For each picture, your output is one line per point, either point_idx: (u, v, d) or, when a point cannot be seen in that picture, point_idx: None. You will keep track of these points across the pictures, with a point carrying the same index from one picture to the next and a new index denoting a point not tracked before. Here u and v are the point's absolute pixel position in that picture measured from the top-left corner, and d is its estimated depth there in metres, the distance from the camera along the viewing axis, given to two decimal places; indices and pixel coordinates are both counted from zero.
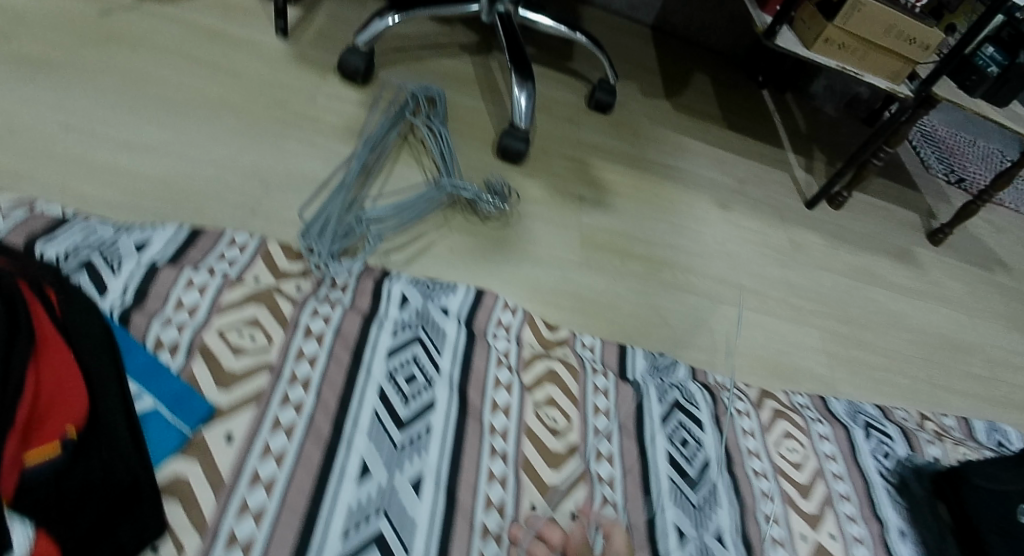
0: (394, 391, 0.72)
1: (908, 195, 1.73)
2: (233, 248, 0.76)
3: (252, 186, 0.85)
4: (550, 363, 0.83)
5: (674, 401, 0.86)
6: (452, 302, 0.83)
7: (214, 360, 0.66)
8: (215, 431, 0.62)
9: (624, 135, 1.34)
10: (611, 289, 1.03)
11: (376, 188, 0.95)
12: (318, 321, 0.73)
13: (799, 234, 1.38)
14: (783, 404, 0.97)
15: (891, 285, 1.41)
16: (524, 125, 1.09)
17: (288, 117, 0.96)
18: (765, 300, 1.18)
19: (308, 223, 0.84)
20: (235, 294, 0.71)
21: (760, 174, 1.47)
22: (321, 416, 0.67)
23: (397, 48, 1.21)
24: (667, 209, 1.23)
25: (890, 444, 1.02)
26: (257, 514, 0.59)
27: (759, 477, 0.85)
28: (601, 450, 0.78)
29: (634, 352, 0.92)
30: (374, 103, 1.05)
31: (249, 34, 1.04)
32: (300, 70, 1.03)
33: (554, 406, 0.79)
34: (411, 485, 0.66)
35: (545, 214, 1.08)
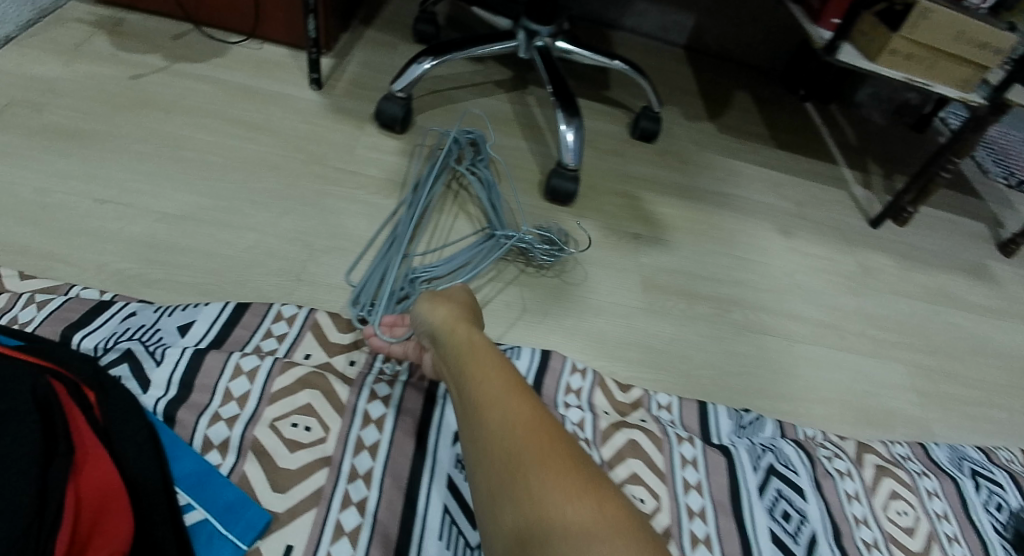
0: (465, 480, 0.64)
1: (972, 205, 1.62)
2: (280, 323, 0.71)
3: (296, 251, 0.79)
4: (631, 433, 0.75)
5: (769, 467, 0.78)
6: None
7: (267, 458, 0.60)
8: (272, 544, 0.56)
9: (672, 164, 1.26)
10: (679, 336, 0.95)
11: (424, 244, 0.89)
12: (377, 403, 0.66)
13: (868, 257, 1.28)
14: (885, 457, 0.87)
15: (972, 306, 1.30)
16: (572, 163, 1.02)
17: (328, 173, 0.90)
18: (842, 334, 1.08)
19: (357, 289, 0.77)
20: (287, 379, 0.64)
21: (819, 194, 1.38)
22: (387, 517, 0.60)
23: (431, 91, 1.16)
24: (727, 241, 1.14)
25: (1002, 494, 0.91)
26: None
27: (871, 549, 0.76)
28: (697, 534, 0.70)
29: (716, 410, 0.83)
30: (415, 152, 1.00)
31: (282, 88, 0.99)
32: (337, 122, 0.98)
33: (640, 484, 0.72)
34: None
35: (600, 257, 1.01)
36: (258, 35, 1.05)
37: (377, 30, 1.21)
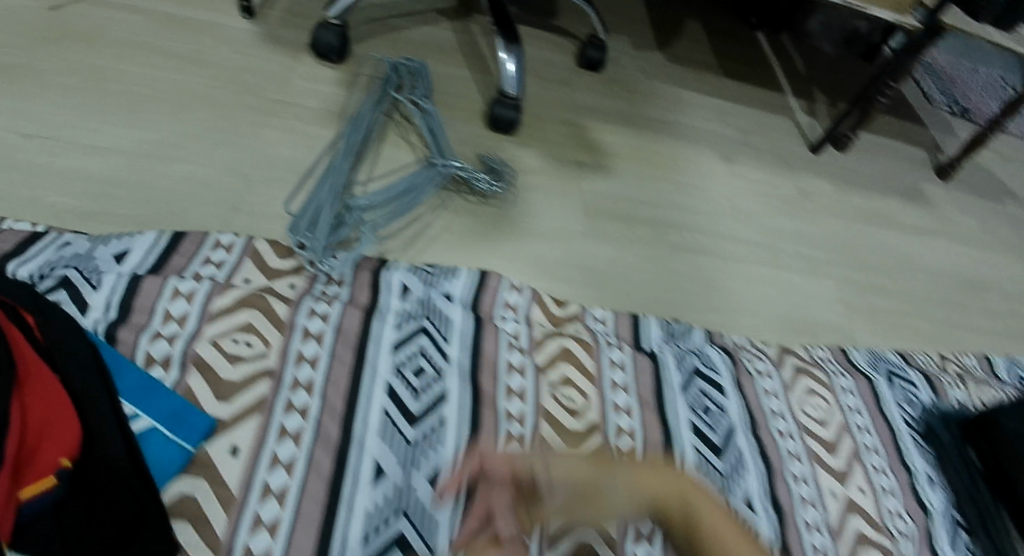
0: (403, 387, 0.69)
1: (914, 130, 1.65)
2: (219, 249, 0.72)
3: (232, 181, 0.81)
4: (563, 342, 0.80)
5: (693, 368, 0.84)
6: (455, 287, 0.79)
7: (209, 370, 0.62)
8: (218, 446, 0.59)
9: (618, 92, 1.27)
10: (619, 260, 0.99)
11: (364, 172, 0.90)
12: (316, 321, 0.69)
13: (808, 181, 1.31)
14: (804, 359, 0.94)
15: (903, 226, 1.36)
16: (514, 92, 1.03)
17: (263, 103, 0.91)
18: (776, 254, 1.14)
19: (296, 217, 0.80)
20: (225, 300, 0.67)
21: (764, 120, 1.40)
22: (328, 419, 0.64)
23: (370, 19, 1.15)
24: (670, 168, 1.17)
25: (915, 392, 0.99)
26: (271, 525, 0.57)
27: (785, 438, 0.84)
28: (622, 426, 0.76)
29: (647, 322, 0.90)
30: (353, 81, 1.00)
31: (213, 18, 0.98)
32: (272, 52, 0.98)
33: (571, 386, 0.76)
34: (428, 482, 0.64)
35: (544, 184, 1.03)
36: None
37: None
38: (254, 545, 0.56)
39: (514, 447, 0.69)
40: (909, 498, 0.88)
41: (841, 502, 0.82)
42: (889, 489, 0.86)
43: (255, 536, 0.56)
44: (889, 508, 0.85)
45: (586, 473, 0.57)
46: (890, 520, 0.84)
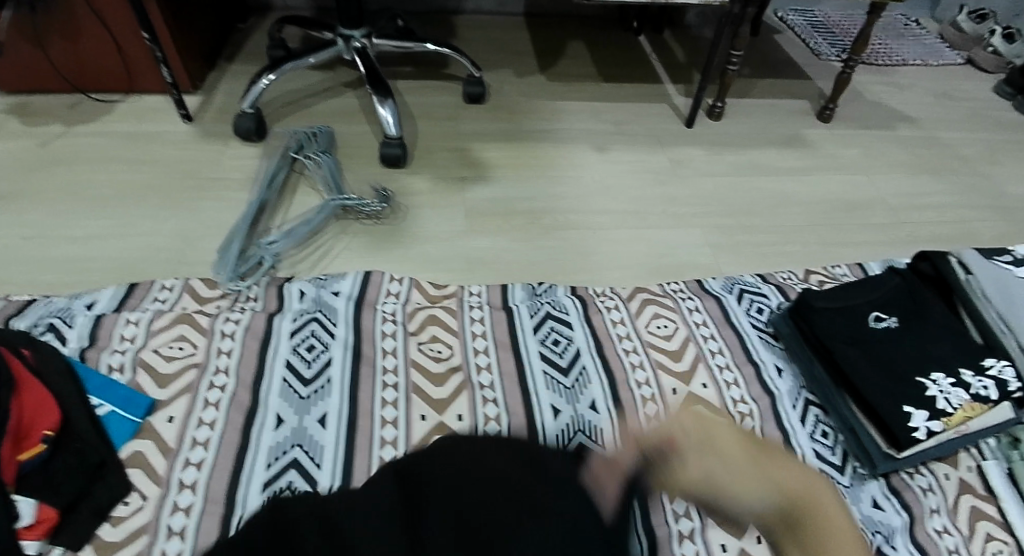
0: (299, 360, 0.93)
1: (797, 85, 1.81)
2: (163, 291, 1.01)
3: (176, 243, 1.11)
4: (431, 311, 1.04)
5: (545, 313, 1.07)
6: (343, 286, 1.05)
7: (152, 368, 0.89)
8: (159, 417, 0.85)
9: (500, 116, 1.52)
10: (495, 245, 1.22)
11: (279, 219, 1.17)
12: (230, 324, 0.96)
13: (680, 151, 1.52)
14: (654, 293, 1.14)
15: (779, 170, 1.52)
16: (395, 133, 1.29)
17: (198, 183, 1.22)
18: (645, 217, 1.33)
19: (217, 260, 1.07)
20: (163, 321, 0.95)
21: (640, 110, 1.62)
22: (240, 390, 0.89)
23: (287, 101, 1.44)
24: (546, 167, 1.40)
25: (763, 300, 1.16)
26: (198, 464, 0.81)
27: (630, 353, 1.03)
28: (480, 364, 0.98)
29: (514, 287, 1.12)
30: (266, 152, 1.29)
31: (160, 126, 1.33)
32: (204, 142, 1.30)
33: (437, 341, 1.00)
34: (318, 421, 0.87)
35: (429, 201, 1.28)
36: (135, 90, 1.40)
37: (239, 64, 1.53)
38: (185, 478, 0.80)
39: (386, 390, 0.92)
40: (756, 387, 1.03)
41: (683, 396, 0.99)
42: (732, 380, 1.03)
43: (186, 472, 0.81)
44: (733, 396, 1.01)
45: (747, 451, 0.65)
46: (734, 406, 1.00)
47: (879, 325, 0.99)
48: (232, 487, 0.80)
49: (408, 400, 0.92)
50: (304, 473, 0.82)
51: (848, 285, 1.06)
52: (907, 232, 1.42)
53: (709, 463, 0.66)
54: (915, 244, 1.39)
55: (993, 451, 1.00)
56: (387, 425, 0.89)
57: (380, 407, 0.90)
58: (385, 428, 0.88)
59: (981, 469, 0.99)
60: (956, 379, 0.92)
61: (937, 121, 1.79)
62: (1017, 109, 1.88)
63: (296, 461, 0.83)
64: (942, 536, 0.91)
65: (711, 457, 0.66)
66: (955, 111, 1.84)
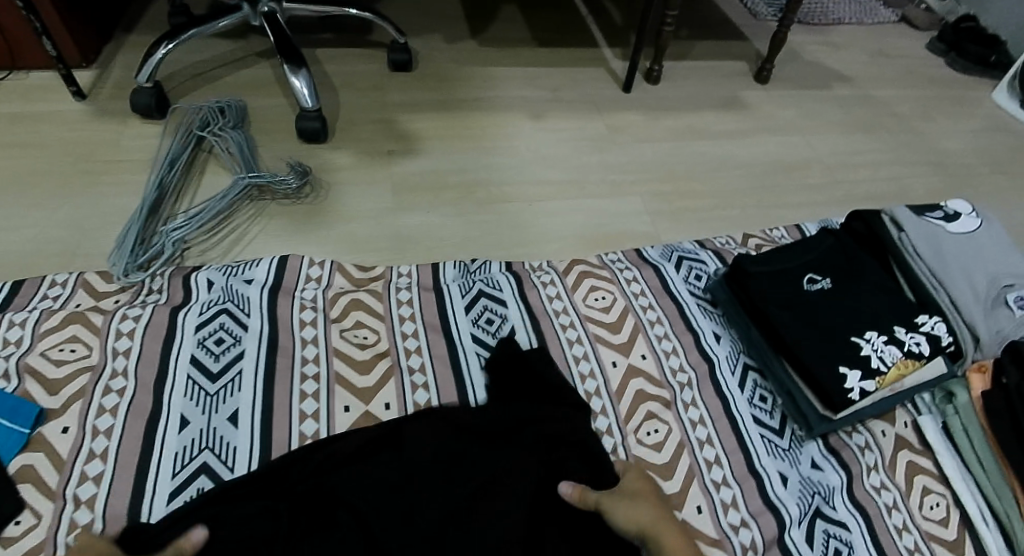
0: (206, 356, 0.86)
1: (735, 46, 1.78)
2: (54, 287, 0.92)
3: (71, 234, 1.02)
4: (353, 295, 0.98)
5: (477, 290, 1.02)
6: (257, 273, 0.98)
7: (40, 373, 0.81)
8: (51, 426, 0.77)
9: (429, 85, 1.45)
10: (426, 221, 1.16)
11: (186, 204, 1.09)
12: (128, 322, 0.87)
13: (617, 116, 1.48)
14: (592, 264, 1.11)
15: (717, 133, 1.49)
16: (311, 105, 1.21)
17: (96, 167, 1.12)
18: (582, 186, 1.29)
19: (114, 250, 0.99)
20: (53, 321, 0.86)
21: (576, 75, 1.56)
22: (142, 392, 0.82)
23: (194, 75, 1.34)
24: (479, 137, 1.34)
25: (701, 267, 1.13)
26: (96, 476, 0.74)
27: (566, 328, 0.99)
28: (409, 347, 0.93)
29: (445, 265, 1.07)
30: (168, 131, 1.20)
31: (51, 106, 1.22)
32: (101, 123, 1.20)
33: (362, 327, 0.94)
34: (229, 420, 0.81)
35: (352, 176, 1.20)
36: (20, 67, 1.28)
37: (139, 35, 1.41)
38: (82, 492, 0.73)
39: (306, 382, 0.86)
40: (694, 354, 1.01)
41: (621, 369, 0.96)
42: (671, 349, 1.00)
43: (82, 486, 0.73)
44: (672, 365, 0.98)
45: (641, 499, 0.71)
46: (673, 377, 0.97)
47: (814, 287, 0.97)
48: (136, 500, 0.73)
49: (330, 390, 0.86)
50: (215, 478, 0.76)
51: (783, 247, 1.04)
52: (844, 191, 1.41)
53: (619, 512, 0.68)
54: (853, 204, 1.39)
55: (928, 406, 1.00)
56: (307, 419, 0.83)
57: (299, 401, 0.84)
58: (305, 423, 0.83)
59: (916, 424, 0.99)
60: (889, 337, 0.91)
61: (872, 80, 1.79)
62: (948, 66, 1.90)
63: (207, 465, 0.77)
64: (880, 492, 0.92)
65: (628, 507, 0.69)
66: (889, 69, 1.85)
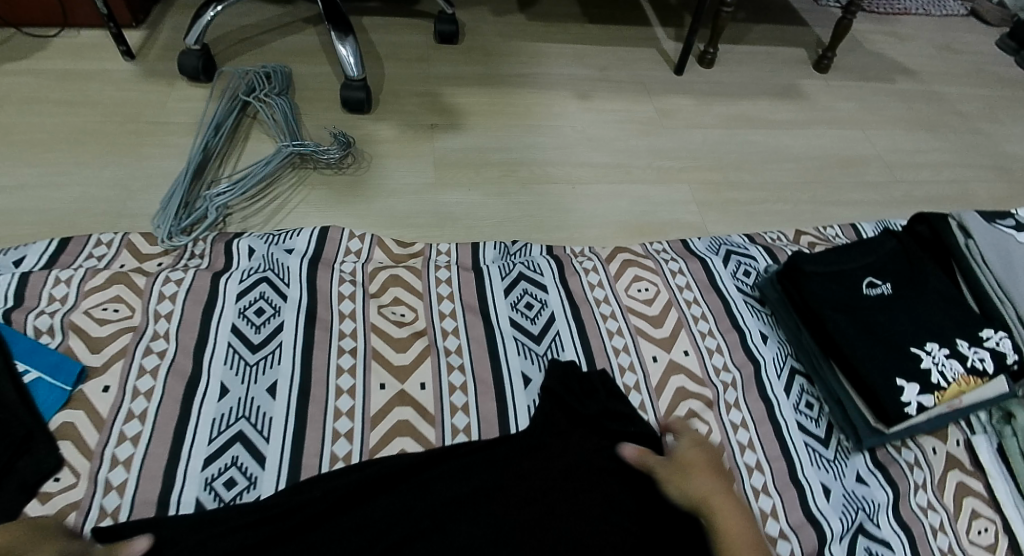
0: (246, 325, 0.86)
1: (794, 32, 1.71)
2: (99, 246, 0.93)
3: (116, 194, 1.02)
4: (393, 271, 0.96)
5: (518, 273, 0.99)
6: (297, 243, 0.97)
7: (83, 332, 0.81)
8: (92, 386, 0.77)
9: (476, 58, 1.41)
10: (468, 200, 1.13)
11: (230, 170, 1.09)
12: (170, 285, 0.87)
13: (667, 100, 1.42)
14: (636, 253, 1.07)
15: (772, 123, 1.43)
16: (357, 74, 1.19)
17: (142, 128, 1.12)
18: (628, 171, 1.25)
19: (158, 212, 0.98)
20: (98, 280, 0.86)
21: (626, 55, 1.51)
22: (181, 356, 0.81)
23: (242, 38, 1.32)
24: (524, 115, 1.31)
25: (751, 263, 1.09)
26: (134, 438, 0.74)
27: (607, 319, 0.96)
28: (446, 328, 0.91)
29: (485, 246, 1.04)
30: (213, 95, 1.19)
31: (100, 65, 1.22)
32: (149, 84, 1.20)
33: (400, 304, 0.93)
34: (266, 391, 0.80)
35: (395, 150, 1.18)
36: (72, 24, 1.27)
37: None
38: (119, 453, 0.73)
39: (343, 357, 0.85)
40: (739, 353, 0.97)
41: (663, 364, 0.93)
42: (715, 347, 0.97)
43: (120, 447, 0.74)
44: (716, 364, 0.95)
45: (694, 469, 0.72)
46: (715, 375, 0.94)
47: (872, 291, 0.93)
48: (171, 465, 0.73)
49: (367, 367, 0.85)
50: (250, 447, 0.76)
51: (839, 247, 1.00)
52: (902, 191, 1.35)
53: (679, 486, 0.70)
54: (911, 205, 1.32)
55: (984, 425, 0.96)
56: (342, 395, 0.82)
57: (335, 376, 0.83)
58: (340, 398, 0.82)
59: (969, 443, 0.95)
60: (951, 350, 0.87)
61: (937, 75, 1.70)
62: (1018, 64, 1.80)
63: (242, 434, 0.76)
64: (926, 512, 0.88)
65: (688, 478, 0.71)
66: (955, 64, 1.76)
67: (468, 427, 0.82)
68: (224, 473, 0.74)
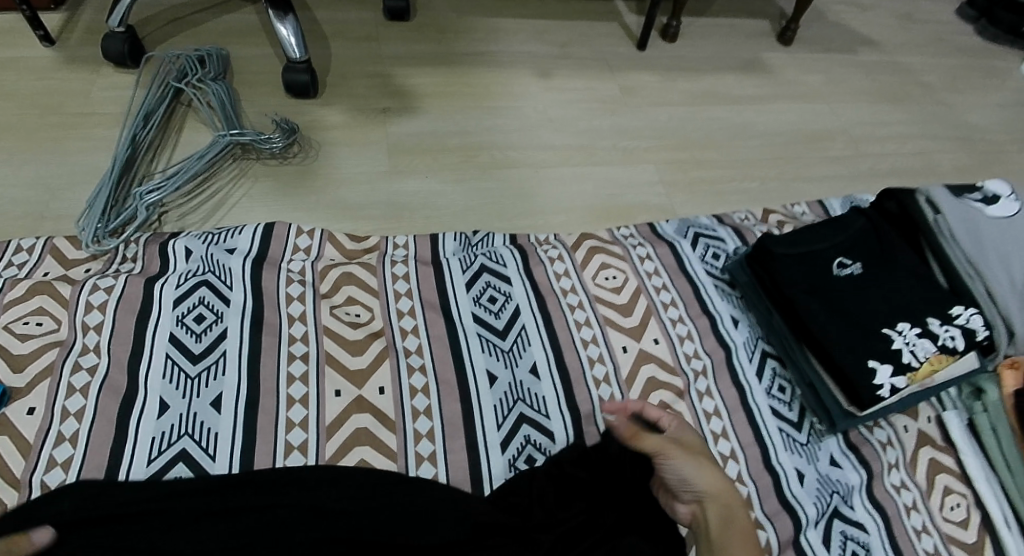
0: (185, 333, 0.79)
1: (757, 3, 1.67)
2: (20, 253, 0.85)
3: (38, 194, 0.94)
4: (345, 268, 0.90)
5: (480, 265, 0.94)
6: (239, 242, 0.90)
7: (3, 350, 0.74)
8: (15, 408, 0.70)
9: (429, 36, 1.34)
10: (424, 187, 1.07)
11: (163, 163, 1.01)
12: (99, 294, 0.80)
13: (631, 77, 1.38)
14: (603, 240, 1.03)
15: (737, 98, 1.40)
16: (299, 56, 1.11)
17: (65, 120, 1.03)
18: (592, 152, 1.20)
19: (82, 212, 0.91)
20: (17, 291, 0.79)
21: (587, 30, 1.46)
22: (115, 371, 0.75)
23: (174, 19, 1.23)
24: (482, 96, 1.25)
25: (720, 245, 1.06)
26: (64, 464, 0.68)
27: (574, 309, 0.92)
28: (405, 327, 0.86)
29: (445, 237, 0.99)
30: (142, 82, 1.10)
31: (16, 52, 1.11)
32: (72, 71, 1.10)
33: (354, 303, 0.87)
34: (210, 404, 0.74)
35: (345, 136, 1.12)
36: None
37: None
38: (49, 481, 0.67)
39: (294, 364, 0.79)
40: (711, 340, 0.94)
41: (633, 355, 0.89)
42: (686, 335, 0.93)
43: (49, 474, 0.67)
44: (687, 352, 0.92)
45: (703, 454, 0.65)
46: (687, 363, 0.91)
47: (843, 272, 0.90)
48: None
49: (321, 373, 0.79)
50: (194, 467, 0.70)
51: (810, 226, 0.97)
52: (869, 165, 1.33)
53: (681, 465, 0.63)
54: (877, 179, 1.31)
55: (954, 401, 0.95)
56: (294, 404, 0.76)
57: (286, 384, 0.78)
58: (292, 408, 0.76)
59: (940, 419, 0.94)
60: (923, 330, 0.85)
61: (900, 45, 1.68)
62: (978, 34, 1.80)
63: (185, 453, 0.70)
64: (900, 492, 0.87)
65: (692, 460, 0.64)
66: (917, 34, 1.74)
67: (431, 431, 0.77)
68: None
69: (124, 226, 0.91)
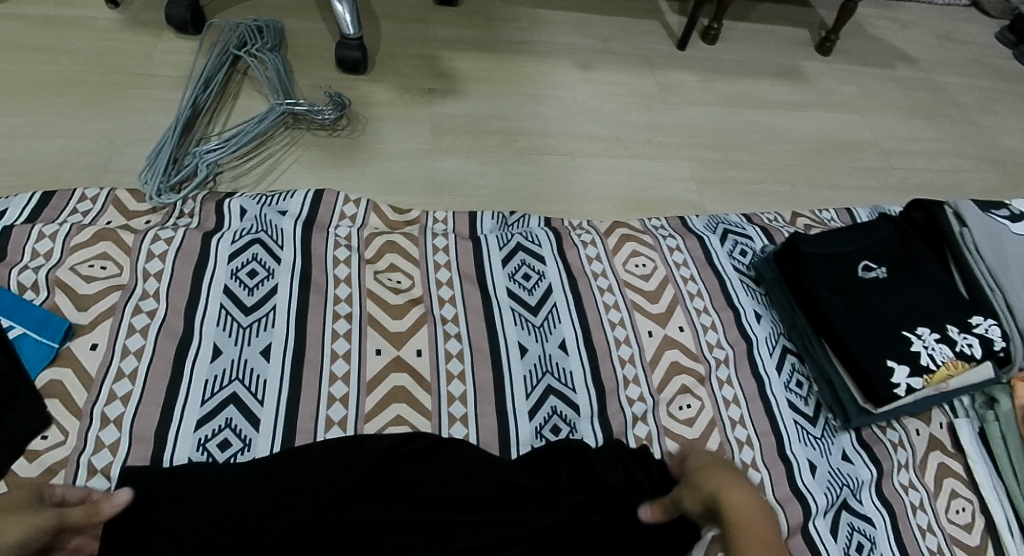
0: (238, 286, 0.84)
1: (797, 12, 1.69)
2: (84, 202, 0.90)
3: (100, 147, 0.99)
4: (388, 237, 0.95)
5: (516, 244, 0.98)
6: (290, 205, 0.95)
7: (69, 289, 0.78)
8: (79, 343, 0.75)
9: (475, 22, 1.38)
10: (464, 167, 1.11)
11: (219, 126, 1.06)
12: (159, 244, 0.85)
13: (670, 75, 1.41)
14: (634, 229, 1.06)
15: (773, 103, 1.42)
16: (353, 32, 1.15)
17: (128, 79, 1.08)
18: (627, 145, 1.23)
19: (145, 167, 0.96)
20: (83, 237, 0.83)
21: (630, 27, 1.49)
22: (172, 316, 0.79)
23: None
24: (524, 84, 1.28)
25: (748, 242, 1.09)
26: (123, 398, 0.73)
27: (604, 292, 0.96)
28: (443, 296, 0.90)
29: (483, 216, 1.03)
30: (202, 48, 1.15)
31: (83, 12, 1.17)
32: (135, 34, 1.15)
33: (396, 271, 0.91)
34: (259, 352, 0.79)
35: (392, 113, 1.16)
36: None
37: None
38: (109, 412, 0.71)
39: (338, 322, 0.84)
40: (733, 331, 0.97)
41: (658, 339, 0.93)
42: (710, 324, 0.97)
43: (110, 405, 0.72)
44: (709, 341, 0.95)
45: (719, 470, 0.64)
46: (709, 351, 0.94)
47: (867, 275, 0.93)
48: (162, 424, 0.71)
49: (362, 333, 0.84)
50: (244, 409, 0.74)
51: (838, 229, 1.00)
52: (898, 178, 1.35)
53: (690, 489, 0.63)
54: (905, 192, 1.33)
55: (967, 409, 0.98)
56: (337, 359, 0.81)
57: (331, 340, 0.82)
58: (335, 362, 0.80)
59: (951, 426, 0.96)
60: (941, 335, 0.87)
61: (937, 63, 1.70)
62: (1017, 58, 1.81)
63: (235, 396, 0.75)
64: (908, 491, 0.90)
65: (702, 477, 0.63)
66: (956, 53, 1.76)
67: (464, 395, 0.81)
68: (218, 434, 0.72)
69: (183, 183, 0.96)
